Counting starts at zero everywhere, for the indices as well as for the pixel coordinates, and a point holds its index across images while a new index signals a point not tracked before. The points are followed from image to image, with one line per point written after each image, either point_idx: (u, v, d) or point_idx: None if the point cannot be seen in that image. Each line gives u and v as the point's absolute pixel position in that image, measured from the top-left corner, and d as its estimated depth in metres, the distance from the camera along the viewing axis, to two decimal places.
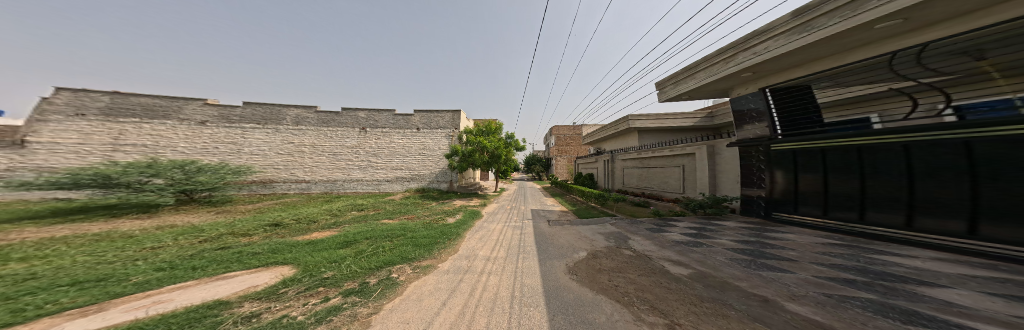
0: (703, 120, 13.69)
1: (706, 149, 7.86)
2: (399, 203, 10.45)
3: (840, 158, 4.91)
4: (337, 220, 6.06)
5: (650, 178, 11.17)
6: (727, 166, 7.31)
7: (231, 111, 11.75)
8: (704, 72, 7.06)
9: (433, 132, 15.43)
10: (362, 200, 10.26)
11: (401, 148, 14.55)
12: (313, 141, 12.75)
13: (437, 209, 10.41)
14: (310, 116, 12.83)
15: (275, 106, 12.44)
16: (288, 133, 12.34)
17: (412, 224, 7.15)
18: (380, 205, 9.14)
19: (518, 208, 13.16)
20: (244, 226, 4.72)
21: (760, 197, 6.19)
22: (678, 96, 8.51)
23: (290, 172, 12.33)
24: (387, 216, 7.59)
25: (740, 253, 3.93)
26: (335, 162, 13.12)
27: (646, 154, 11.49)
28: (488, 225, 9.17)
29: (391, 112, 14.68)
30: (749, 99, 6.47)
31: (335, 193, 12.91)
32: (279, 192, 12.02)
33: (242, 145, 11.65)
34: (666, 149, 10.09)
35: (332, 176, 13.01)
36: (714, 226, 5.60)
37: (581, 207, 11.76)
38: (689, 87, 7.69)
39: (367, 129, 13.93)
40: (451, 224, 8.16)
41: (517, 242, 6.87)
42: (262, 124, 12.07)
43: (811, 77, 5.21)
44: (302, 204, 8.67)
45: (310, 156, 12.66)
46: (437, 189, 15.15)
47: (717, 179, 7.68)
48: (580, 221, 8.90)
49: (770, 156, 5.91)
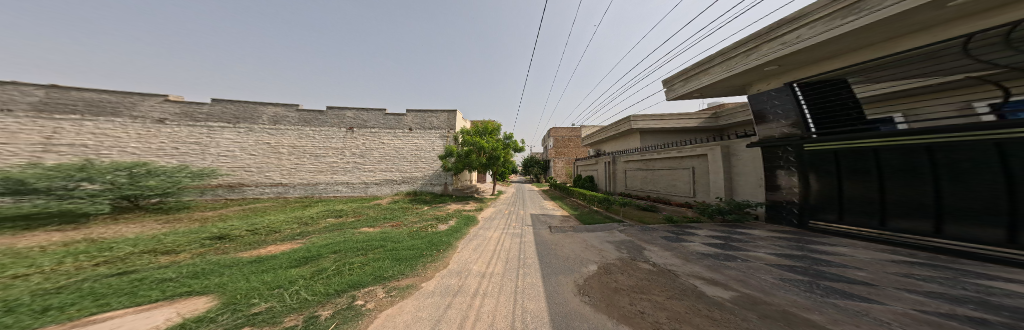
0: (708, 121, 13.17)
1: (720, 150, 7.22)
2: (383, 207, 9.55)
3: (898, 158, 4.19)
4: (305, 230, 5.16)
5: (656, 180, 10.52)
6: (746, 168, 6.68)
7: (196, 108, 10.75)
8: (719, 68, 6.53)
9: (427, 132, 14.62)
10: (343, 204, 9.30)
11: (391, 149, 13.68)
12: (293, 141, 11.78)
13: (429, 215, 9.53)
14: (291, 115, 11.90)
15: (250, 103, 11.47)
16: (263, 133, 11.36)
17: (396, 232, 6.26)
18: (363, 211, 8.20)
19: (517, 212, 12.34)
20: (174, 240, 3.81)
21: (791, 203, 5.54)
22: (688, 94, 7.98)
23: (267, 175, 11.33)
24: (368, 223, 6.66)
25: (789, 271, 3.15)
26: (318, 164, 12.17)
27: (650, 155, 10.89)
28: (485, 233, 8.28)
29: (381, 112, 13.85)
30: (771, 95, 5.90)
31: (317, 197, 11.90)
32: (252, 196, 10.98)
33: (209, 145, 10.65)
34: (673, 151, 9.45)
35: (313, 178, 12.02)
36: (741, 234, 4.87)
37: (583, 212, 10.99)
38: (702, 83, 7.14)
39: (354, 129, 13.04)
40: (442, 231, 7.29)
41: (514, 254, 6.04)
42: (234, 123, 11.07)
43: (849, 69, 4.67)
44: (273, 210, 7.74)
45: (290, 158, 11.70)
46: (430, 193, 14.30)
47: (734, 183, 7.04)
48: (584, 228, 8.15)
49: (802, 157, 5.29)
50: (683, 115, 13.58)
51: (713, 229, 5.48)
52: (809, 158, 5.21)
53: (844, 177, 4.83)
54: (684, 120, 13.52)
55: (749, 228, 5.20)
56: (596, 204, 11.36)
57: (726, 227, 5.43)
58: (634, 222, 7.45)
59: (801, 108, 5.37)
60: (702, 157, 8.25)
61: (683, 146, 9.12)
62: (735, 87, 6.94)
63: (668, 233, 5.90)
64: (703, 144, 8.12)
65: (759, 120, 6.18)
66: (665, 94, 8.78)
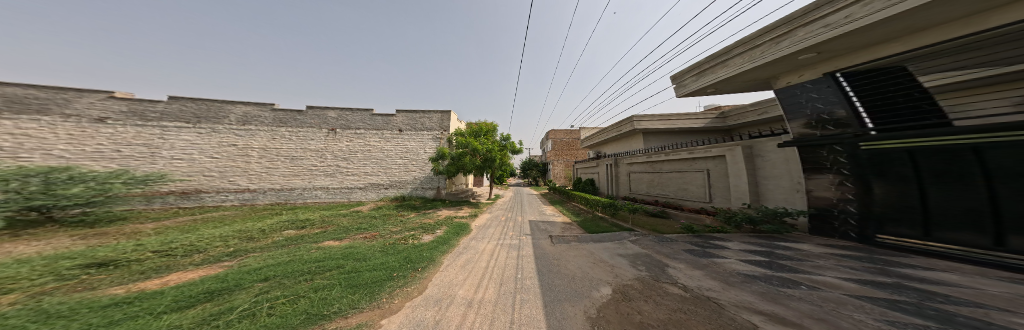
0: (715, 120, 12.40)
1: (741, 150, 6.36)
2: (362, 215, 8.52)
3: (1011, 159, 3.18)
4: (243, 247, 4.09)
5: (664, 184, 9.66)
6: (776, 170, 5.82)
7: (147, 106, 9.70)
8: (741, 58, 5.75)
9: (417, 134, 13.70)
10: (317, 213, 8.18)
11: (378, 151, 12.69)
12: (265, 143, 10.73)
13: (414, 222, 8.47)
14: (264, 115, 10.88)
15: (215, 102, 10.45)
16: (229, 134, 10.30)
17: (367, 246, 5.25)
18: (336, 220, 7.15)
19: (514, 219, 11.31)
20: (29, 269, 2.74)
21: (848, 213, 4.67)
22: (701, 90, 7.17)
23: (234, 180, 10.24)
24: (335, 236, 5.60)
25: (899, 310, 2.18)
26: (294, 167, 11.11)
27: (656, 157, 10.06)
28: (478, 244, 7.27)
29: (368, 112, 12.94)
30: (806, 88, 5.12)
31: (292, 204, 10.80)
32: (213, 204, 9.83)
33: (161, 147, 9.56)
34: (683, 152, 8.62)
35: (288, 183, 10.94)
36: (787, 248, 3.92)
37: (586, 219, 10.03)
38: (719, 77, 6.36)
39: (337, 130, 12.04)
40: (426, 243, 6.28)
41: (506, 273, 5.03)
42: (194, 123, 9.99)
43: (907, 55, 3.85)
44: (232, 220, 6.67)
45: (263, 161, 10.65)
46: (421, 197, 13.30)
47: (760, 186, 6.18)
48: (589, 238, 7.20)
49: (859, 159, 4.42)
50: (688, 115, 12.84)
51: (749, 241, 4.55)
52: (866, 158, 4.34)
53: (927, 181, 3.88)
54: (689, 119, 12.77)
55: (797, 240, 4.26)
56: (600, 209, 10.41)
57: (765, 239, 4.49)
58: (647, 231, 6.50)
59: (849, 100, 4.54)
60: (717, 158, 7.40)
61: (693, 146, 8.30)
62: (759, 81, 6.11)
63: (692, 246, 4.95)
64: (719, 144, 7.28)
65: (793, 116, 5.42)
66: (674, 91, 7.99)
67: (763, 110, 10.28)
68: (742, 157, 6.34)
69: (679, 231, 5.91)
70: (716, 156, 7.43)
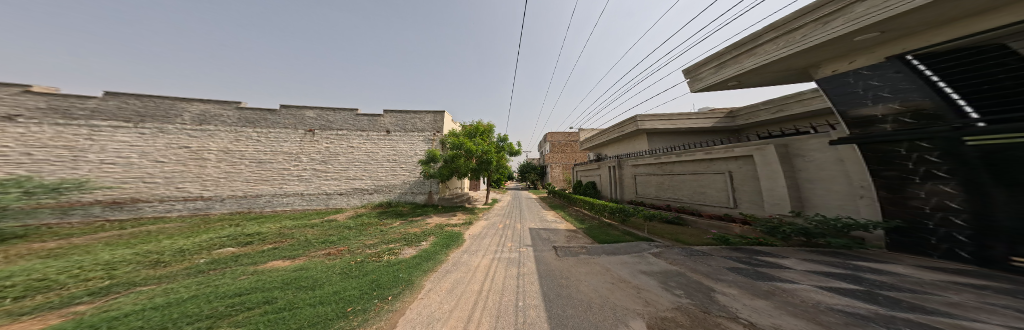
0: (723, 120, 11.55)
1: (776, 150, 5.56)
2: (337, 224, 7.39)
3: None
4: (138, 273, 3.04)
5: (677, 187, 8.79)
6: (825, 172, 5.01)
7: (78, 103, 8.40)
8: (773, 45, 4.95)
9: (406, 135, 12.77)
10: (284, 223, 7.00)
11: (361, 153, 11.64)
12: (227, 145, 9.51)
13: (397, 233, 7.32)
14: (227, 113, 9.70)
15: (168, 99, 9.26)
16: (182, 135, 9.08)
17: (328, 265, 4.27)
18: (300, 231, 6.09)
19: (513, 226, 10.29)
20: None
21: (953, 229, 3.47)
22: (722, 83, 6.38)
23: (187, 186, 8.96)
24: (288, 255, 4.43)
25: None
26: (263, 172, 9.90)
27: (666, 158, 9.22)
28: (471, 259, 6.18)
29: (352, 112, 11.93)
30: (866, 75, 4.26)
31: (256, 212, 9.51)
32: (155, 215, 8.46)
33: (88, 149, 8.20)
34: (698, 152, 7.76)
35: (254, 190, 9.68)
36: (873, 269, 2.88)
37: (592, 226, 9.03)
38: (745, 68, 5.58)
39: (315, 131, 10.93)
40: (409, 258, 5.30)
41: (495, 299, 4.01)
42: (135, 122, 8.74)
43: (1004, 31, 2.95)
44: (173, 235, 5.47)
45: (224, 165, 9.42)
46: (411, 203, 12.27)
47: (804, 191, 5.35)
48: (599, 249, 6.22)
49: (964, 158, 3.28)
50: (693, 114, 12.12)
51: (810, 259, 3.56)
52: (973, 157, 3.20)
53: None
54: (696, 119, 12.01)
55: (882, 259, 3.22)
56: (607, 215, 9.45)
57: (833, 255, 3.47)
58: (669, 242, 5.49)
59: (932, 85, 3.59)
60: (741, 158, 6.59)
61: (710, 146, 7.51)
62: (794, 71, 5.29)
63: (736, 263, 3.91)
64: (743, 143, 6.48)
65: (848, 107, 4.59)
66: (690, 85, 7.23)
67: (777, 108, 9.35)
68: (777, 157, 5.53)
69: (711, 243, 4.94)
70: (740, 157, 6.62)
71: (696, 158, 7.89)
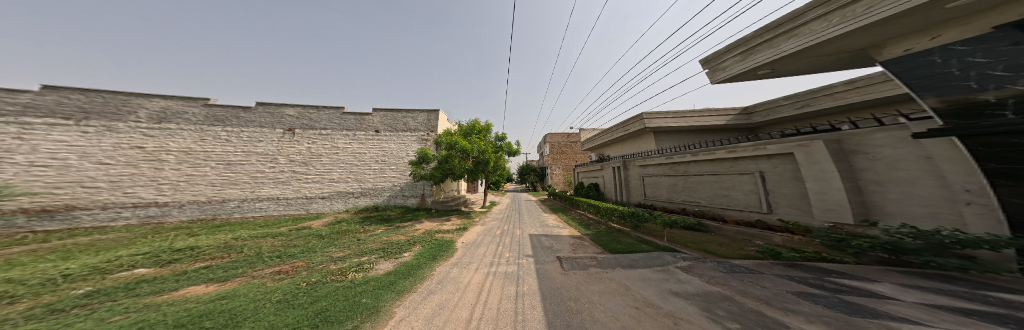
0: (737, 118, 10.51)
1: (826, 147, 4.49)
2: (312, 232, 6.45)
3: None
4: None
5: (692, 189, 7.89)
6: (902, 171, 3.78)
7: (14, 98, 7.54)
8: (823, 22, 4.02)
9: (396, 135, 12.02)
10: (251, 231, 6.13)
11: (347, 154, 10.87)
12: (189, 145, 8.67)
13: (377, 242, 6.34)
14: (193, 111, 8.87)
15: (125, 95, 8.42)
16: (137, 134, 8.23)
17: (284, 282, 3.43)
18: (263, 238, 5.26)
19: (511, 231, 9.45)
20: None
21: None
22: (751, 71, 5.51)
23: (138, 191, 8.09)
24: (216, 277, 3.19)
25: None
26: (231, 175, 9.02)
27: (679, 157, 8.32)
28: (460, 274, 5.19)
29: (339, 110, 11.18)
30: (956, 52, 3.08)
31: (221, 219, 8.62)
32: (95, 224, 7.52)
33: (16, 150, 7.26)
34: (719, 150, 6.83)
35: (223, 194, 8.84)
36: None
37: (599, 232, 8.12)
38: (781, 53, 4.71)
39: (296, 130, 10.14)
40: (390, 272, 4.49)
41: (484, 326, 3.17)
42: (76, 120, 7.84)
43: None
44: (105, 247, 4.56)
45: (185, 168, 8.56)
46: (401, 207, 11.50)
47: (871, 195, 4.14)
48: (611, 260, 5.37)
49: None
50: (704, 110, 11.13)
51: (918, 287, 2.63)
52: None
53: None
54: (711, 115, 10.94)
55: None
56: (615, 219, 8.56)
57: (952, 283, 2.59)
58: (701, 255, 4.55)
59: None
60: (774, 156, 5.65)
61: (735, 144, 6.54)
62: (844, 54, 4.37)
63: (810, 289, 2.96)
64: (777, 140, 5.51)
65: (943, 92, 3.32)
66: (710, 76, 6.36)
67: (801, 103, 8.14)
68: (828, 155, 4.44)
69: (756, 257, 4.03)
70: (774, 155, 5.64)
71: (717, 158, 6.92)
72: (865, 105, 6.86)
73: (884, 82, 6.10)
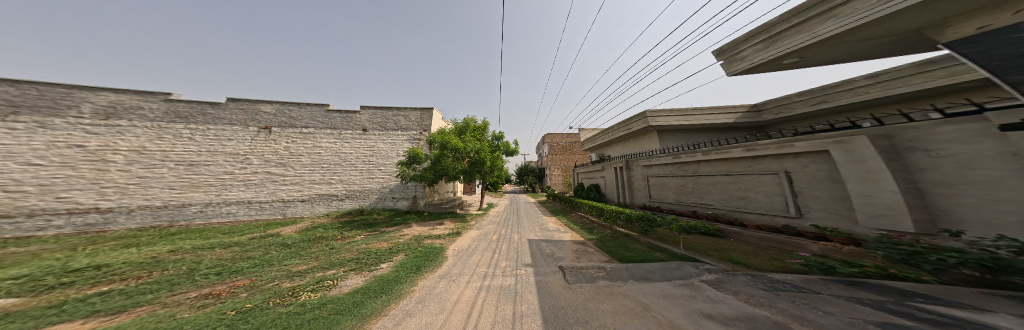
0: (746, 116, 9.86)
1: (873, 142, 3.57)
2: (281, 240, 5.54)
3: None
4: None
5: (703, 190, 7.25)
6: (981, 171, 3.06)
7: None
8: (865, 0, 3.36)
9: (385, 134, 11.24)
10: (206, 240, 5.32)
11: (331, 155, 10.10)
12: (143, 144, 7.94)
13: (354, 251, 5.49)
14: (152, 106, 8.19)
15: (72, 88, 7.63)
16: (76, 130, 7.38)
17: (211, 309, 2.64)
18: (216, 248, 4.49)
19: (511, 235, 8.75)
20: None
21: None
22: (775, 61, 4.86)
23: (74, 196, 7.22)
24: (103, 310, 2.36)
25: None
26: (193, 176, 8.30)
27: (688, 157, 7.65)
28: (448, 289, 4.37)
29: (323, 107, 10.45)
30: None
31: (176, 227, 7.79)
32: (22, 235, 6.68)
33: None
34: (735, 148, 6.06)
35: (182, 198, 8.11)
36: None
37: (603, 237, 7.41)
38: (812, 39, 4.07)
39: (273, 128, 9.40)
40: (363, 287, 3.75)
41: None
42: (7, 115, 7.02)
43: None
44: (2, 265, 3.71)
45: (137, 169, 7.82)
46: (391, 210, 10.74)
47: (937, 199, 3.45)
48: (623, 270, 4.72)
49: None
50: (710, 107, 10.48)
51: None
52: None
53: None
54: (717, 113, 10.31)
55: None
56: (621, 223, 7.90)
57: None
58: (729, 266, 3.66)
59: None
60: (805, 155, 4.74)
61: (753, 141, 5.73)
62: (895, 36, 3.68)
63: (900, 320, 1.95)
64: (807, 136, 4.65)
65: None
66: (725, 67, 5.74)
67: (817, 99, 7.27)
68: (875, 152, 3.53)
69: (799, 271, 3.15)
70: (803, 153, 4.79)
71: (732, 157, 6.17)
72: (892, 100, 5.99)
73: (912, 75, 5.27)
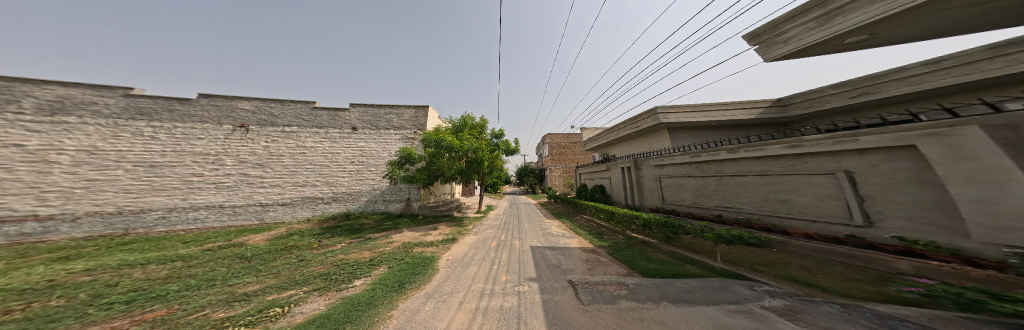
0: (770, 111, 9.04)
1: (989, 133, 2.70)
2: (243, 252, 4.55)
3: None
4: None
5: (729, 192, 6.47)
6: None
7: None
8: None
9: (376, 133, 10.49)
10: (155, 251, 4.54)
11: (317, 155, 9.44)
12: (94, 143, 7.22)
13: (327, 263, 4.63)
14: (109, 102, 7.49)
15: (18, 82, 6.95)
16: (17, 127, 6.72)
17: None
18: (150, 262, 3.68)
19: (511, 241, 7.97)
20: None
21: None
22: (834, 39, 4.08)
23: (9, 201, 6.53)
24: None
25: None
26: (154, 179, 7.64)
27: (709, 155, 6.89)
28: (436, 315, 3.45)
29: (308, 105, 9.80)
30: None
31: (131, 235, 7.14)
32: None
33: None
34: (773, 144, 5.29)
35: (140, 201, 7.46)
36: None
37: (617, 245, 6.53)
38: (891, 10, 3.30)
39: (250, 127, 8.78)
40: (327, 311, 2.98)
41: None
42: None
43: None
44: None
45: (86, 171, 7.09)
46: (382, 213, 10.01)
47: None
48: (655, 289, 3.89)
49: None
50: (727, 103, 9.66)
51: None
52: None
53: None
54: (736, 109, 9.49)
55: None
56: (637, 230, 7.08)
57: None
58: (800, 290, 2.93)
59: None
60: (869, 151, 3.95)
61: (797, 136, 4.92)
62: None
63: None
64: (877, 129, 3.81)
65: None
66: (762, 52, 5.00)
67: (859, 91, 6.43)
68: (992, 145, 2.65)
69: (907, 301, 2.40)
70: (871, 150, 3.92)
71: (769, 154, 5.39)
72: (955, 89, 5.12)
73: (988, 60, 4.43)
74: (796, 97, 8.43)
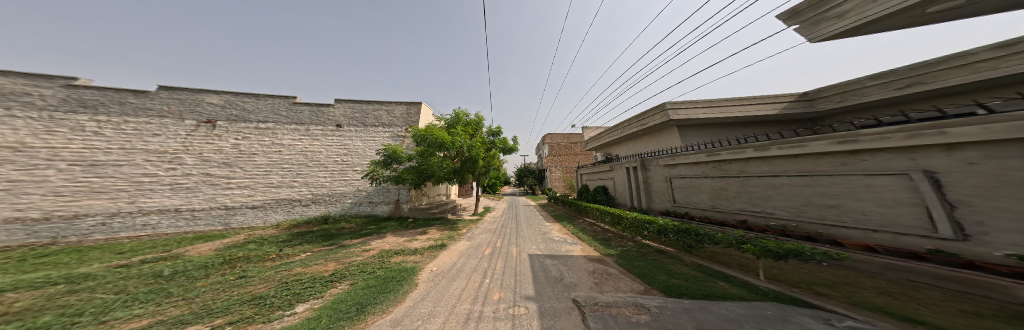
0: (794, 106, 8.24)
1: None
2: (167, 268, 3.60)
3: None
4: None
5: (759, 195, 5.76)
6: None
7: None
8: None
9: (363, 131, 9.67)
10: (61, 267, 3.69)
11: (296, 153, 8.70)
12: (22, 139, 6.66)
13: (275, 279, 3.74)
14: (40, 92, 6.98)
15: None
16: None
17: None
18: (27, 284, 2.84)
19: (507, 247, 7.14)
20: None
21: None
22: (900, 13, 3.33)
23: None
24: None
25: None
26: (93, 180, 7.04)
27: (733, 153, 6.20)
28: None
29: (288, 100, 9.05)
30: None
31: (54, 245, 6.41)
32: None
33: None
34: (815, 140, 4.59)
35: (63, 206, 6.74)
36: None
37: (626, 253, 5.66)
38: None
39: (217, 122, 8.16)
40: None
41: None
42: None
43: None
44: None
45: (9, 171, 6.49)
46: (368, 216, 9.18)
47: None
48: (681, 314, 3.00)
49: None
50: (746, 97, 8.79)
51: None
52: None
53: None
54: (757, 104, 8.62)
55: None
56: (649, 236, 6.24)
57: None
58: None
59: None
60: (959, 146, 3.09)
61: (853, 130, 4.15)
62: None
63: None
64: (971, 118, 2.98)
65: None
66: (809, 30, 4.27)
67: (906, 81, 5.58)
68: None
69: None
70: (961, 145, 3.06)
71: (810, 151, 4.68)
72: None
73: None
74: (826, 90, 7.58)
